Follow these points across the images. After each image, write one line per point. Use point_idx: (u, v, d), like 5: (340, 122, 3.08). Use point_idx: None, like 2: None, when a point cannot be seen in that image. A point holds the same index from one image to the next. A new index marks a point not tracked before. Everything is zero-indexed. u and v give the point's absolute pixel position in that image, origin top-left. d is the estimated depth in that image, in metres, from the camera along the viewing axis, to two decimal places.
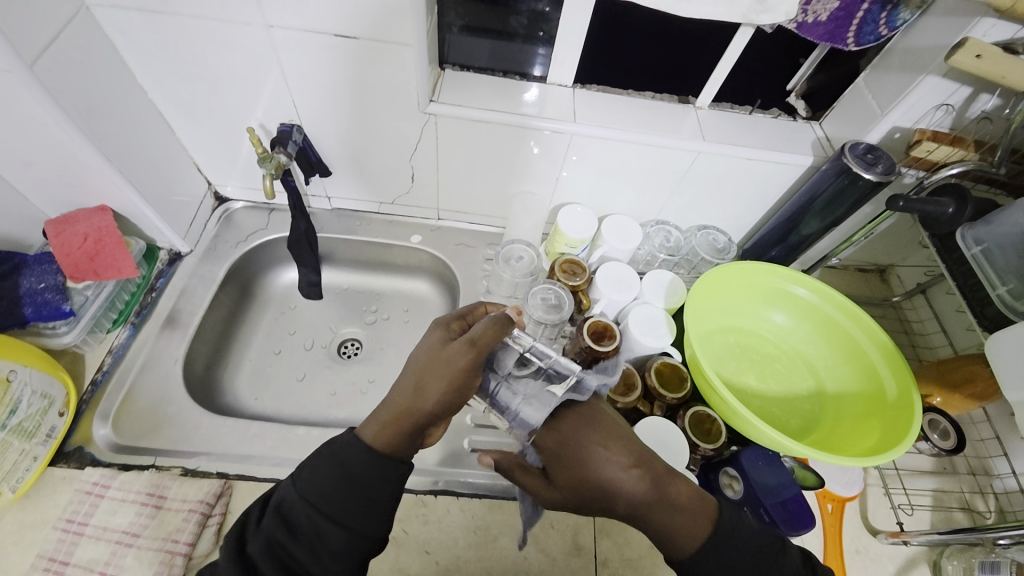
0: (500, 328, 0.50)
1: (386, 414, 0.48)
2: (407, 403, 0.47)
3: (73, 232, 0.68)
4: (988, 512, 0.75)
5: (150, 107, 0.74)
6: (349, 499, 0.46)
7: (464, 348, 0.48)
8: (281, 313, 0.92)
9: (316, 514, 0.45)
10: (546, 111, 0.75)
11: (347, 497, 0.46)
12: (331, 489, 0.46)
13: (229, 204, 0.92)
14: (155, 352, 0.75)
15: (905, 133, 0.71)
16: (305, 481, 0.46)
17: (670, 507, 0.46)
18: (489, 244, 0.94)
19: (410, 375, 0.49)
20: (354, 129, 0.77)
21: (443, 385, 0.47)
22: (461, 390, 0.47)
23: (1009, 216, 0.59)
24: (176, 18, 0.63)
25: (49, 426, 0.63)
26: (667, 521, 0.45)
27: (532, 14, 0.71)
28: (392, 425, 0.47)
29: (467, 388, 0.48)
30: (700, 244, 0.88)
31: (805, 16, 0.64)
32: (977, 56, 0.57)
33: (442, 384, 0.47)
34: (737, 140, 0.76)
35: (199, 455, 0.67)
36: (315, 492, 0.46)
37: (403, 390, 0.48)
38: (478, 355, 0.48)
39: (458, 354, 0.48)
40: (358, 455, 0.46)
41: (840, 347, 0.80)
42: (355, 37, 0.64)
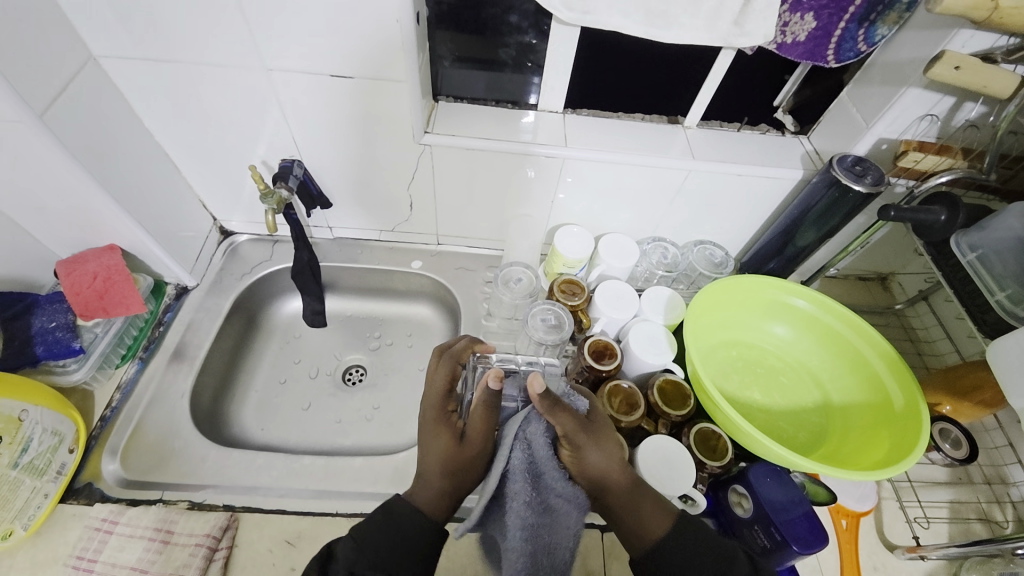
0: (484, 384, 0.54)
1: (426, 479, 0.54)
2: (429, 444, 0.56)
3: (83, 272, 0.70)
4: (1006, 521, 0.72)
5: (157, 149, 0.77)
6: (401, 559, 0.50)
7: (438, 393, 0.58)
8: (286, 342, 0.93)
9: (374, 565, 0.49)
10: (539, 137, 0.77)
11: (401, 551, 0.51)
12: (384, 548, 0.50)
13: (234, 237, 0.94)
14: (163, 386, 0.76)
15: (892, 144, 0.72)
16: (362, 538, 0.51)
17: (646, 502, 0.55)
18: (489, 267, 0.95)
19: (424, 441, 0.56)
20: (354, 162, 0.80)
21: (450, 424, 0.56)
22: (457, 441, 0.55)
23: (1001, 222, 0.59)
24: (181, 66, 0.66)
25: (59, 463, 0.64)
26: (639, 519, 0.55)
27: (520, 46, 0.74)
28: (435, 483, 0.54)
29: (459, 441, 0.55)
30: (697, 259, 0.89)
31: (783, 37, 0.66)
32: (956, 67, 0.58)
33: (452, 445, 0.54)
34: (727, 157, 0.77)
35: (206, 488, 0.68)
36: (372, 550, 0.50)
37: (428, 443, 0.55)
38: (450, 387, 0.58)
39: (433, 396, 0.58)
40: (410, 522, 0.52)
41: (843, 358, 0.80)
42: (352, 77, 0.67)
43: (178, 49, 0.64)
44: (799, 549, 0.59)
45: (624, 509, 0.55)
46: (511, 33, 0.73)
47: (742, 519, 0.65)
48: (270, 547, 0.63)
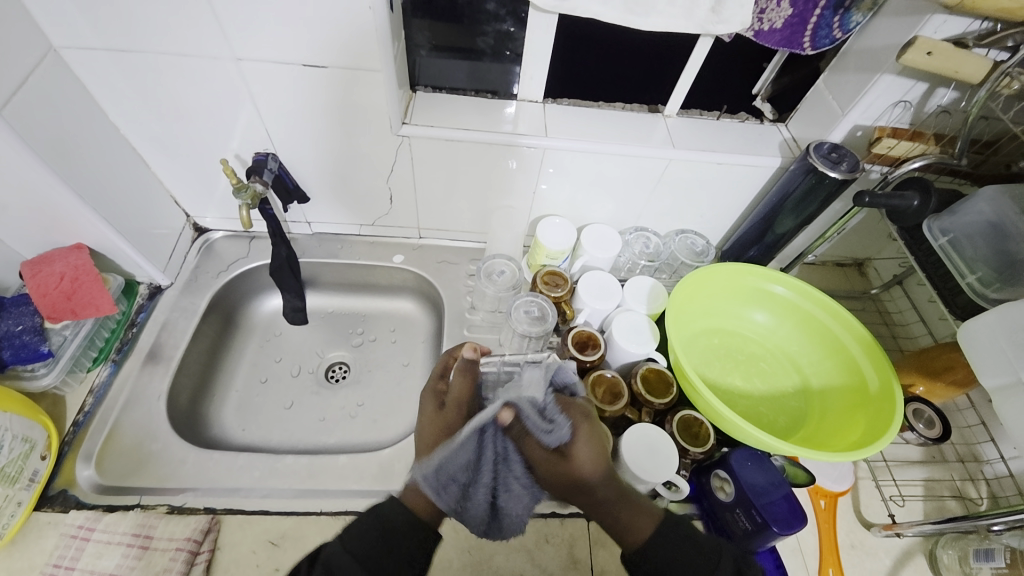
0: (471, 378, 0.58)
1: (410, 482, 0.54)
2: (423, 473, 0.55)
3: (49, 273, 0.67)
4: (980, 498, 0.75)
5: (124, 144, 0.74)
6: (388, 554, 0.49)
7: (454, 411, 0.57)
8: (267, 340, 0.91)
9: (363, 568, 0.48)
10: (520, 127, 0.76)
11: (391, 555, 0.49)
12: (371, 546, 0.49)
13: (209, 234, 0.92)
14: (139, 388, 0.74)
15: (867, 130, 0.73)
16: (352, 535, 0.50)
17: (629, 507, 0.53)
18: (471, 260, 0.94)
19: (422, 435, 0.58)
20: (331, 156, 0.78)
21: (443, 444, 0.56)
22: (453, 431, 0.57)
23: (972, 206, 0.61)
24: (145, 56, 0.64)
25: (31, 470, 0.62)
26: (625, 519, 0.52)
27: (498, 34, 0.73)
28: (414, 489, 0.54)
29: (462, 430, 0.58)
30: (678, 248, 0.90)
31: (761, 24, 0.66)
32: (928, 53, 0.59)
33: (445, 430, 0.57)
34: (707, 145, 0.77)
35: (187, 491, 0.67)
36: (358, 547, 0.49)
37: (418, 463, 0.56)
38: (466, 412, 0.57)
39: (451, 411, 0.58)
40: (398, 514, 0.52)
41: (821, 343, 0.81)
42: (325, 67, 0.65)
43: (140, 39, 0.62)
44: (779, 530, 0.60)
45: (613, 505, 0.53)
46: (488, 21, 0.72)
47: (724, 502, 0.66)
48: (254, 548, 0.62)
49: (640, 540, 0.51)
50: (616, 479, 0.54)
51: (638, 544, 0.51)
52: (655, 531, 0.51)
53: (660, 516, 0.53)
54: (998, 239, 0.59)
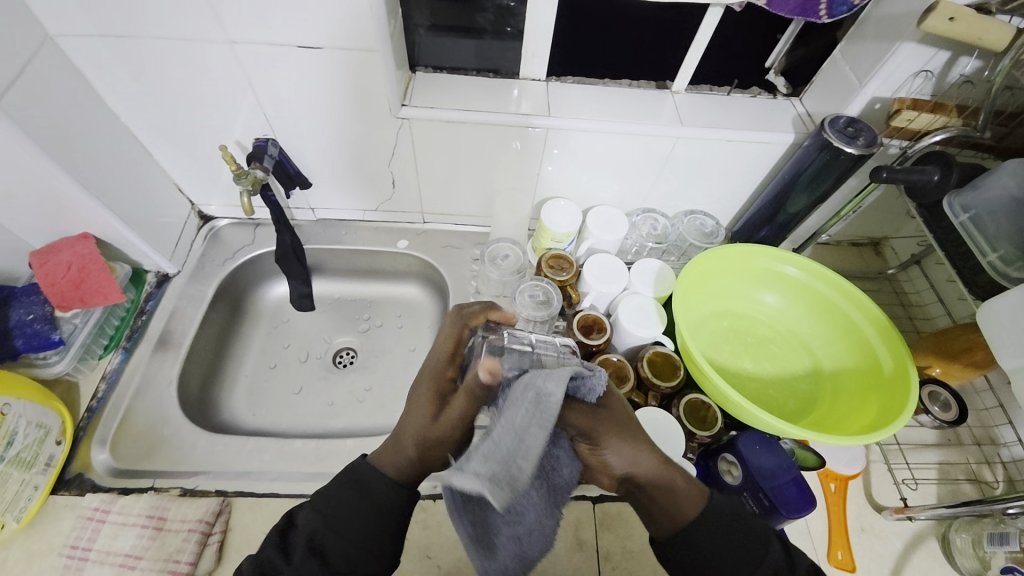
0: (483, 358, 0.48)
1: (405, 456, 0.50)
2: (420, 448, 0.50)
3: (57, 262, 0.69)
4: (996, 482, 0.74)
5: (125, 132, 0.74)
6: (372, 527, 0.48)
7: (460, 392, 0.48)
8: (274, 327, 0.92)
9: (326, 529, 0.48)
10: (522, 106, 0.74)
11: (357, 516, 0.48)
12: (356, 523, 0.48)
13: (214, 221, 0.92)
14: (149, 375, 0.75)
15: (885, 103, 0.70)
16: (330, 509, 0.49)
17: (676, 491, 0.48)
18: (476, 244, 0.93)
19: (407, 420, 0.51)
20: (332, 141, 0.77)
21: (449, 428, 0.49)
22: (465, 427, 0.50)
23: (996, 180, 0.58)
24: (140, 41, 0.63)
25: (47, 455, 0.64)
26: (664, 507, 0.48)
27: (498, 10, 0.70)
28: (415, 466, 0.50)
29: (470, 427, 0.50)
30: (687, 230, 0.88)
31: None
32: (950, 19, 0.55)
33: (442, 425, 0.50)
34: (717, 122, 0.75)
35: (198, 474, 0.68)
36: (340, 521, 0.48)
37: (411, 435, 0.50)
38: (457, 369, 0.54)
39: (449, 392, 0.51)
40: (381, 487, 0.49)
41: (833, 324, 0.79)
42: (321, 48, 0.64)
43: (134, 24, 0.61)
44: (788, 514, 0.60)
45: (656, 489, 0.48)
46: None
47: (731, 486, 0.66)
48: (265, 529, 0.64)
49: (688, 523, 0.47)
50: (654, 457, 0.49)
51: (685, 526, 0.47)
52: (704, 510, 0.47)
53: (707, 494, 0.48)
54: (1022, 215, 0.56)
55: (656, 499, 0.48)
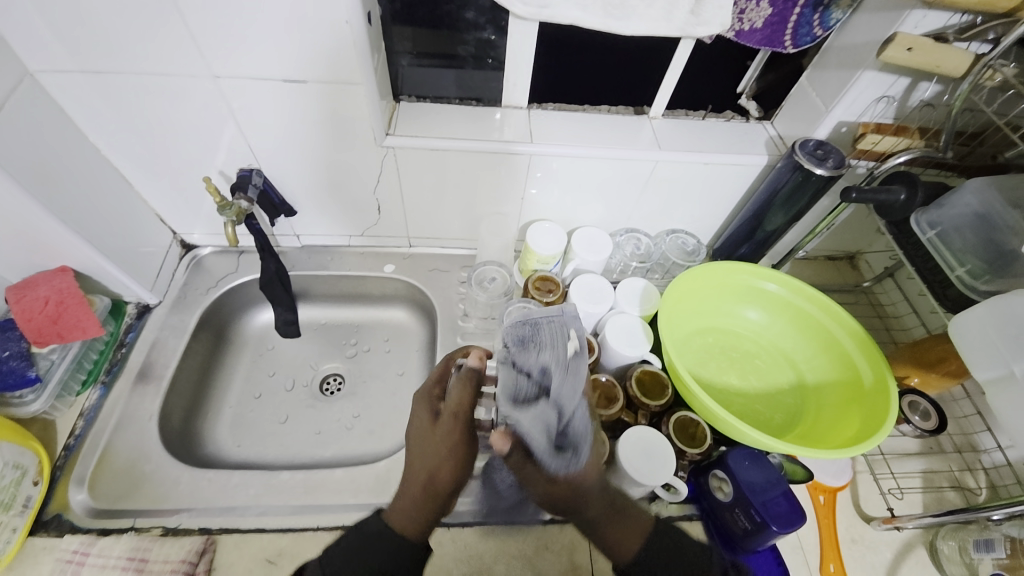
0: (471, 386, 0.56)
1: (410, 500, 0.54)
2: (426, 486, 0.54)
3: (33, 297, 0.67)
4: (979, 488, 0.76)
5: (106, 164, 0.73)
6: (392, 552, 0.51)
7: (452, 421, 0.55)
8: (259, 355, 0.91)
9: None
10: (506, 133, 0.76)
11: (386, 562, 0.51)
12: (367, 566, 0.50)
13: (197, 250, 0.91)
14: (130, 410, 0.73)
15: (851, 126, 0.73)
16: (340, 553, 0.51)
17: (619, 520, 0.55)
18: (463, 266, 0.94)
19: (415, 461, 0.56)
20: (317, 168, 0.77)
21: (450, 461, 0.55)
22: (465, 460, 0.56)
23: (959, 198, 0.61)
24: (124, 76, 0.63)
25: (24, 496, 0.62)
26: (615, 534, 0.54)
27: (479, 43, 0.73)
28: (416, 510, 0.54)
29: (468, 457, 0.56)
30: (669, 248, 0.90)
31: (741, 24, 0.66)
32: (909, 49, 0.59)
33: (446, 430, 0.55)
34: (693, 145, 0.77)
35: (181, 512, 0.66)
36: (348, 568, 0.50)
37: (416, 476, 0.55)
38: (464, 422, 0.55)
39: (451, 432, 0.55)
40: (382, 545, 0.51)
41: (814, 339, 0.81)
42: (306, 81, 0.65)
43: (118, 59, 0.61)
44: (779, 529, 0.60)
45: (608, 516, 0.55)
46: (468, 30, 0.72)
47: (723, 502, 0.66)
48: (251, 567, 0.62)
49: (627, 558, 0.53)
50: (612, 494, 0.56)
51: (625, 559, 0.53)
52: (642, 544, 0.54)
53: (650, 528, 0.55)
54: (985, 230, 0.59)
55: (604, 530, 0.55)
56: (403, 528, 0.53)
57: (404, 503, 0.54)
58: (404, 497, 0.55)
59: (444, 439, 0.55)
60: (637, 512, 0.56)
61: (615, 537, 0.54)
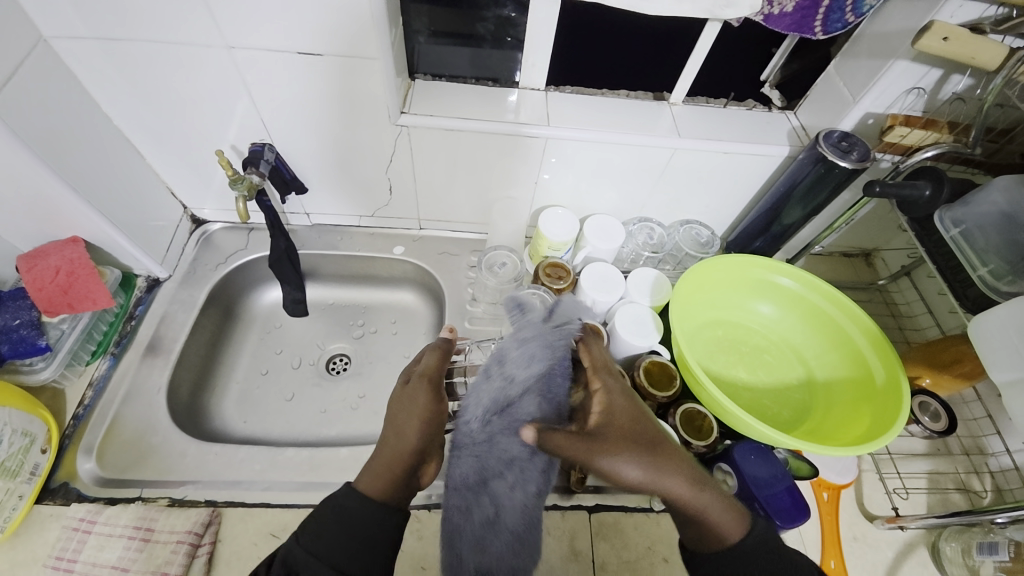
0: (442, 353, 0.61)
1: (378, 464, 0.53)
2: (395, 448, 0.54)
3: (44, 266, 0.67)
4: (984, 491, 0.75)
5: (117, 134, 0.72)
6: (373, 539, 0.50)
7: (421, 383, 0.57)
8: (267, 332, 0.91)
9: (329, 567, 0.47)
10: (522, 115, 0.74)
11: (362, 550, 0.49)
12: (345, 550, 0.48)
13: (207, 225, 0.91)
14: (138, 382, 0.74)
15: (878, 118, 0.71)
16: (313, 535, 0.49)
17: (710, 514, 0.50)
18: (473, 251, 0.93)
19: (388, 425, 0.55)
20: (329, 145, 0.76)
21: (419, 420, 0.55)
22: (434, 420, 0.56)
23: (986, 196, 0.59)
24: (137, 44, 0.62)
25: (32, 464, 0.62)
26: (700, 530, 0.51)
27: (498, 20, 0.71)
28: (384, 473, 0.53)
29: (438, 417, 0.56)
30: (683, 240, 0.89)
31: (770, 8, 0.64)
32: (944, 39, 0.57)
33: (416, 390, 0.57)
34: (713, 133, 0.75)
35: (187, 484, 0.67)
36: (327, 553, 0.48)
37: (387, 439, 0.55)
38: (433, 385, 0.57)
39: (419, 393, 0.56)
40: (358, 513, 0.50)
41: (827, 336, 0.80)
42: (321, 54, 0.63)
43: (131, 25, 0.60)
44: (783, 524, 0.61)
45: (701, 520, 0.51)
46: (488, 6, 0.70)
47: None
48: (255, 541, 0.62)
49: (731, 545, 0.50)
50: (703, 482, 0.51)
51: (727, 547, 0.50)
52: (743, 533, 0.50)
53: (743, 520, 0.51)
54: (1010, 228, 0.57)
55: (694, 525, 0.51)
56: (374, 491, 0.52)
57: (372, 466, 0.54)
58: (376, 462, 0.54)
59: (413, 399, 0.56)
60: (725, 499, 0.51)
61: (710, 526, 0.50)
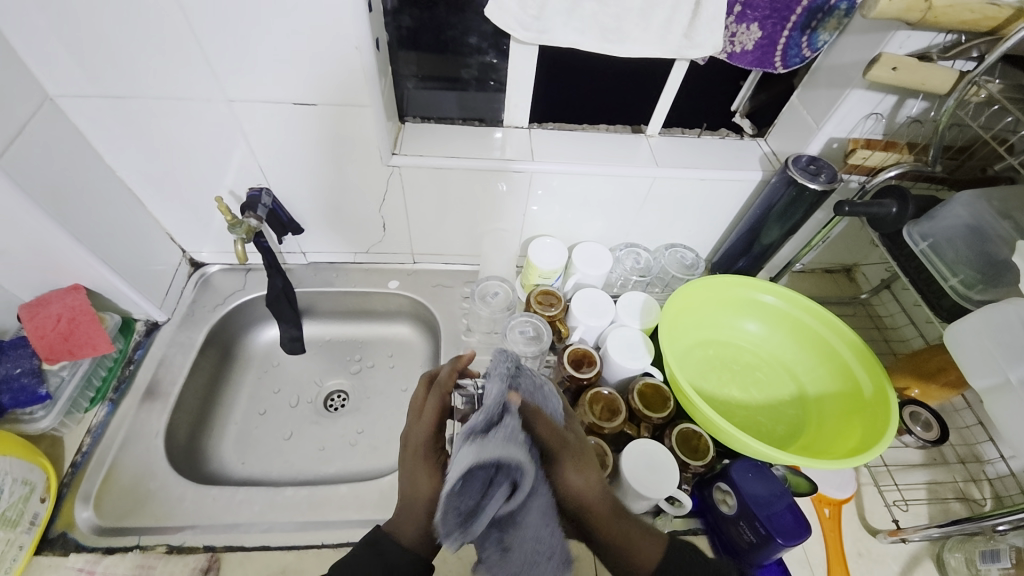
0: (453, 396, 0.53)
1: (401, 511, 0.52)
2: (415, 501, 0.51)
3: (46, 315, 0.69)
4: (984, 499, 0.75)
5: (120, 185, 0.75)
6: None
7: (439, 433, 0.51)
8: (265, 372, 0.92)
9: None
10: (508, 152, 0.78)
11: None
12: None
13: (205, 268, 0.93)
14: (137, 426, 0.74)
15: (842, 142, 0.75)
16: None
17: (632, 536, 0.53)
18: (465, 282, 0.96)
19: (403, 476, 0.52)
20: (323, 186, 0.79)
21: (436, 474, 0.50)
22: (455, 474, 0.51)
23: (949, 211, 0.63)
24: (142, 101, 0.66)
25: (31, 513, 0.62)
26: (627, 549, 0.52)
27: (482, 66, 0.76)
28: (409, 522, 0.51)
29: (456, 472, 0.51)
30: (669, 262, 0.92)
31: (732, 47, 0.69)
32: (893, 69, 0.61)
33: (436, 440, 0.52)
34: (689, 161, 0.80)
35: (185, 529, 0.66)
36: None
37: (406, 489, 0.52)
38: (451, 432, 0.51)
39: (437, 440, 0.51)
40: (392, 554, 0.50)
41: (814, 350, 0.82)
42: (315, 104, 0.67)
43: (136, 84, 0.64)
44: (784, 542, 0.60)
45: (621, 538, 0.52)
46: (472, 54, 0.75)
47: (727, 515, 0.66)
48: None
49: (649, 572, 0.52)
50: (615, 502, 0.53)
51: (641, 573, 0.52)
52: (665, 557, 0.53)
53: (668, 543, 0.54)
54: (978, 241, 0.61)
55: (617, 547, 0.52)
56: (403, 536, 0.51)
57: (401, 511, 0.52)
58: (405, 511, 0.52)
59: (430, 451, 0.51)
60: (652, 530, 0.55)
61: (626, 549, 0.52)
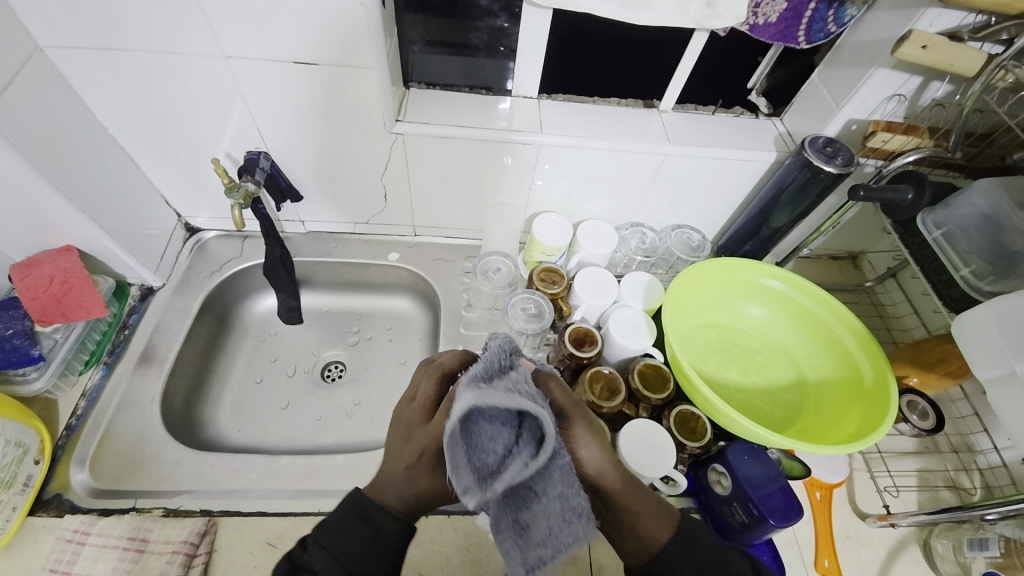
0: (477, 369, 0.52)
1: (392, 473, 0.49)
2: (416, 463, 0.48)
3: (38, 275, 0.67)
4: (974, 488, 0.76)
5: (112, 143, 0.73)
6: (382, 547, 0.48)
7: None
8: (262, 341, 0.91)
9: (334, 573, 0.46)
10: (515, 123, 0.76)
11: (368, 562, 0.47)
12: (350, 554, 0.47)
13: (201, 234, 0.91)
14: (132, 391, 0.73)
15: (861, 124, 0.73)
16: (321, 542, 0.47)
17: (643, 509, 0.50)
18: (467, 257, 0.94)
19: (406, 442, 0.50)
20: (324, 152, 0.77)
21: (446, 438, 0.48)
22: None
23: (966, 199, 0.61)
24: (133, 54, 0.62)
25: (25, 475, 0.62)
26: (641, 516, 0.50)
27: (492, 30, 0.72)
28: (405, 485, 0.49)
29: None
30: (674, 244, 0.90)
31: (755, 18, 0.66)
32: (923, 47, 0.59)
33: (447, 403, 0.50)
34: (702, 139, 0.77)
35: (182, 494, 0.66)
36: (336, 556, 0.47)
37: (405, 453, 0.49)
38: None
39: None
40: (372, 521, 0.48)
41: (816, 336, 0.82)
42: (317, 64, 0.64)
43: (127, 37, 0.60)
44: (776, 523, 0.61)
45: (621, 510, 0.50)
46: (482, 17, 0.71)
47: (721, 496, 0.67)
48: (252, 550, 0.62)
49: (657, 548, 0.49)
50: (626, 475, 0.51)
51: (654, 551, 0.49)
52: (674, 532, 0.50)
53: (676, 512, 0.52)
54: (992, 231, 0.59)
55: (630, 520, 0.49)
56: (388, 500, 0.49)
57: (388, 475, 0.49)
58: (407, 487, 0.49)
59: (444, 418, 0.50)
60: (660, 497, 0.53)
61: (640, 522, 0.50)
